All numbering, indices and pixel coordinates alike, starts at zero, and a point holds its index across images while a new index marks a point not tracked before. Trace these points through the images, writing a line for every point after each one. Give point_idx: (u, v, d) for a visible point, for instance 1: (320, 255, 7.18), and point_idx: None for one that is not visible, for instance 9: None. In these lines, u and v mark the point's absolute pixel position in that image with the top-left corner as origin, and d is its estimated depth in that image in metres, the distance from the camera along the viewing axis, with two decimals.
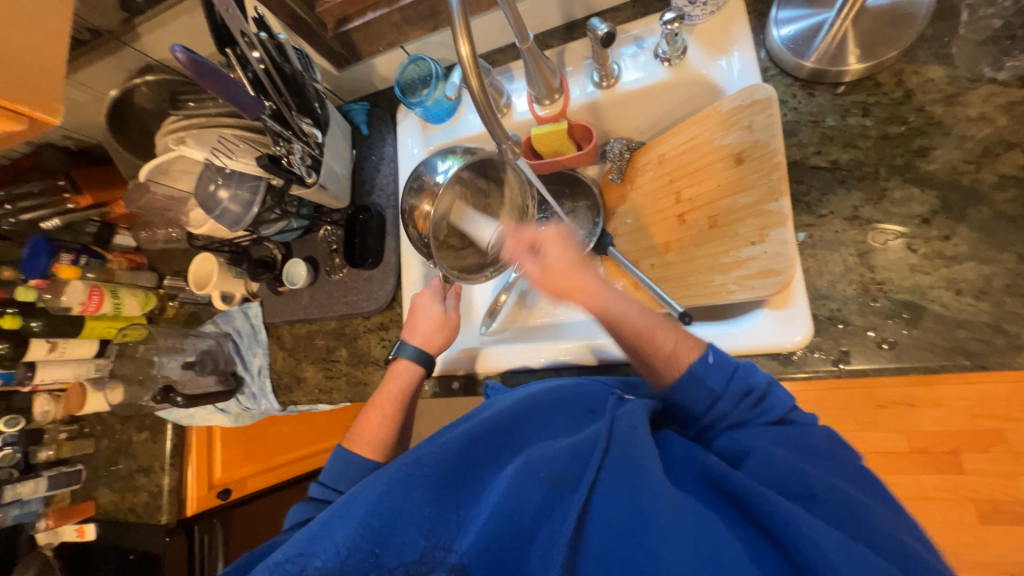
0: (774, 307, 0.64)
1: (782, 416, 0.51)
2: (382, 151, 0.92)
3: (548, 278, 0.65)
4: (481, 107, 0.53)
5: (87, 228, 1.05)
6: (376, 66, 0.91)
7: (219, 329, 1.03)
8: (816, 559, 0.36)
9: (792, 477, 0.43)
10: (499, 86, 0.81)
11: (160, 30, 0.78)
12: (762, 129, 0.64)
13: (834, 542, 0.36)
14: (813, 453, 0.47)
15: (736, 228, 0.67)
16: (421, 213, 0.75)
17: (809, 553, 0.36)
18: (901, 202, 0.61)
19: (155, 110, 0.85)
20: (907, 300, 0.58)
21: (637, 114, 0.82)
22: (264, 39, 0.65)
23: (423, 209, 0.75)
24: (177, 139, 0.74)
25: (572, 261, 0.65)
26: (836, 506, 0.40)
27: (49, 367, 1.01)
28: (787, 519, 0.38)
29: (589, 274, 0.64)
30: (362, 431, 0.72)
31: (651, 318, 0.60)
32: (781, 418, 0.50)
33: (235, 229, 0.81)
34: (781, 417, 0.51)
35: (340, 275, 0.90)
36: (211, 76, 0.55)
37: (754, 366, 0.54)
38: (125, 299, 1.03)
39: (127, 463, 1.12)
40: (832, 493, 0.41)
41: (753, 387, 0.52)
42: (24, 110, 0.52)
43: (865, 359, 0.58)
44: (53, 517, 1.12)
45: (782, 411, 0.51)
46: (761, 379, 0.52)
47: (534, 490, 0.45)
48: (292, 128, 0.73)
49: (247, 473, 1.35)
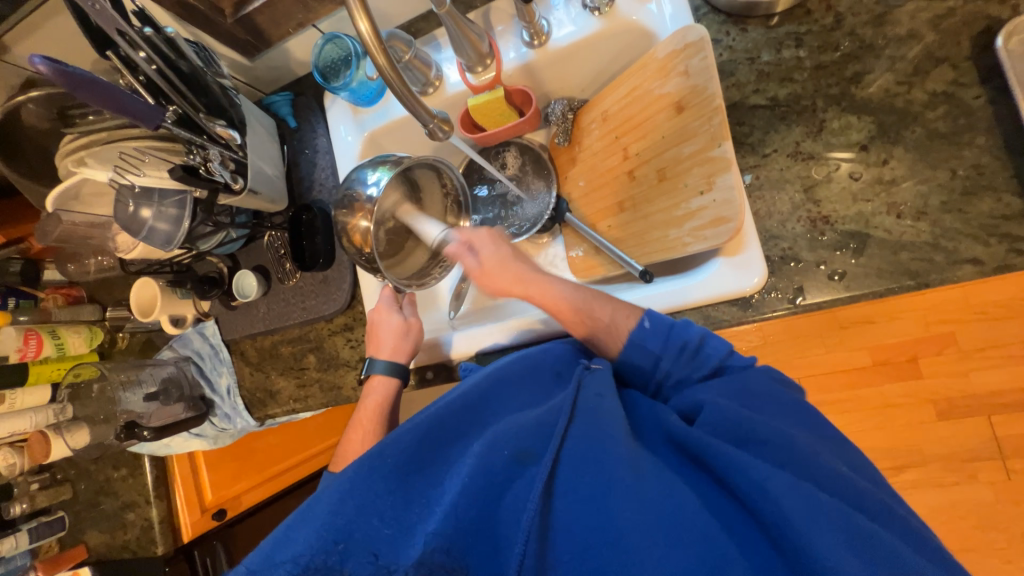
0: (729, 254, 0.64)
1: (719, 363, 0.53)
2: (314, 143, 0.87)
3: (485, 276, 0.67)
4: (397, 87, 0.50)
5: (11, 267, 0.97)
6: (291, 51, 0.83)
7: (177, 354, 0.98)
8: (773, 515, 0.37)
9: (740, 423, 0.44)
10: (425, 58, 0.75)
11: (30, 37, 0.69)
12: (699, 72, 0.62)
13: (787, 490, 0.37)
14: (756, 395, 0.48)
15: (684, 178, 0.66)
16: (356, 230, 0.72)
17: (757, 499, 0.38)
18: (840, 132, 0.61)
19: (51, 130, 0.76)
20: (852, 230, 0.59)
21: (576, 70, 0.78)
22: (147, 34, 0.59)
23: (358, 225, 0.72)
24: (78, 160, 0.68)
25: (501, 257, 0.67)
26: (785, 455, 0.41)
27: (1, 421, 0.93)
28: (734, 467, 0.40)
29: (520, 265, 0.66)
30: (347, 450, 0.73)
31: (587, 293, 0.63)
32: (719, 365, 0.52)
33: (169, 248, 0.74)
34: (718, 366, 0.52)
35: (294, 281, 0.86)
36: (86, 87, 0.49)
37: (689, 322, 0.56)
38: (68, 338, 0.97)
39: (110, 501, 1.09)
40: (780, 437, 0.42)
41: (687, 341, 0.54)
42: None
43: (818, 292, 0.60)
44: (41, 568, 1.06)
45: (719, 358, 0.52)
46: (694, 333, 0.54)
47: (497, 473, 0.43)
48: (205, 132, 0.67)
49: (241, 489, 1.33)
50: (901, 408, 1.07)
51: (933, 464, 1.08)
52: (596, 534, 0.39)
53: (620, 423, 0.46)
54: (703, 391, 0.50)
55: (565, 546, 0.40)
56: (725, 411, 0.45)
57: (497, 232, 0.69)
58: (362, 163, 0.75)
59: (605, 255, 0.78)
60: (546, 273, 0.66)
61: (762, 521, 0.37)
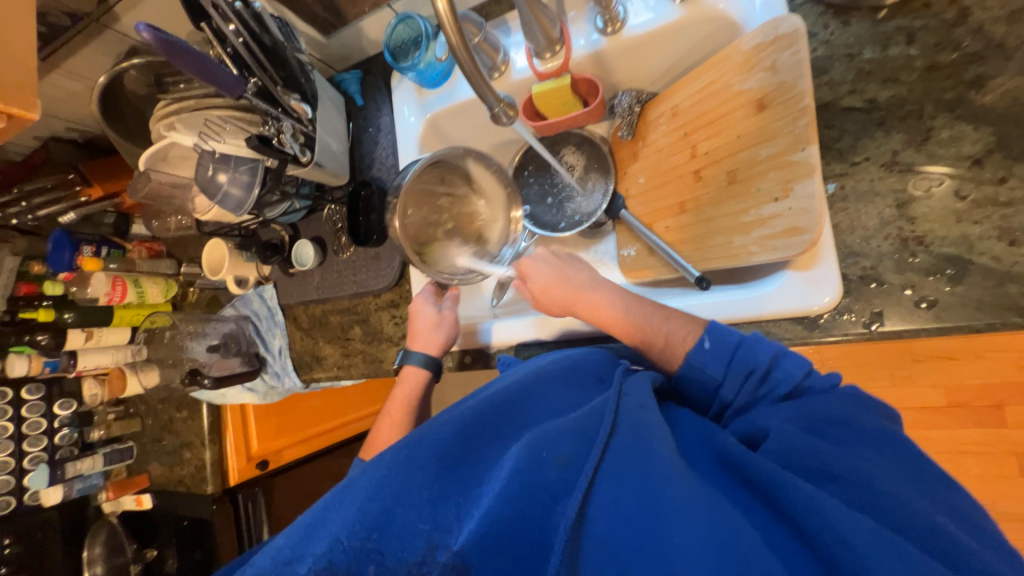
0: (799, 268, 0.59)
1: (793, 387, 0.49)
2: (379, 121, 0.89)
3: (539, 300, 0.71)
4: (467, 68, 0.49)
5: (106, 219, 1.07)
6: (364, 29, 0.85)
7: (238, 313, 1.05)
8: (847, 561, 0.34)
9: (807, 456, 0.41)
10: (494, 41, 0.74)
11: (137, 8, 0.75)
12: (788, 68, 0.57)
13: (861, 532, 0.34)
14: (831, 423, 0.44)
15: (757, 183, 0.62)
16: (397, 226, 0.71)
17: (832, 540, 0.35)
18: (950, 143, 0.54)
19: (149, 96, 0.82)
20: (951, 254, 0.53)
21: (648, 61, 0.74)
22: (237, 8, 0.61)
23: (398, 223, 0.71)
24: (167, 126, 0.72)
25: (551, 275, 0.70)
26: (862, 496, 0.38)
27: (88, 355, 1.07)
28: (802, 503, 0.37)
29: (573, 281, 0.69)
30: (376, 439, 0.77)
31: (640, 311, 0.62)
32: (789, 391, 0.49)
33: (239, 213, 0.79)
34: (794, 389, 0.49)
35: (348, 254, 0.89)
36: (182, 55, 0.52)
37: (759, 341, 0.52)
38: (147, 288, 1.07)
39: (172, 439, 1.21)
40: (856, 472, 0.39)
41: (755, 366, 0.51)
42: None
43: (900, 319, 0.54)
44: (111, 489, 1.20)
45: (790, 383, 0.49)
46: (765, 355, 0.51)
47: (538, 474, 0.42)
48: (281, 105, 0.69)
49: (283, 444, 1.41)
50: (974, 456, 0.94)
51: (1005, 522, 0.96)
52: (639, 557, 0.37)
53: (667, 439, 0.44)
54: (771, 418, 0.47)
55: (603, 560, 0.38)
56: (794, 443, 0.42)
57: (548, 255, 0.74)
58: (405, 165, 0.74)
59: (659, 257, 0.74)
60: (597, 287, 0.68)
61: (823, 554, 0.35)
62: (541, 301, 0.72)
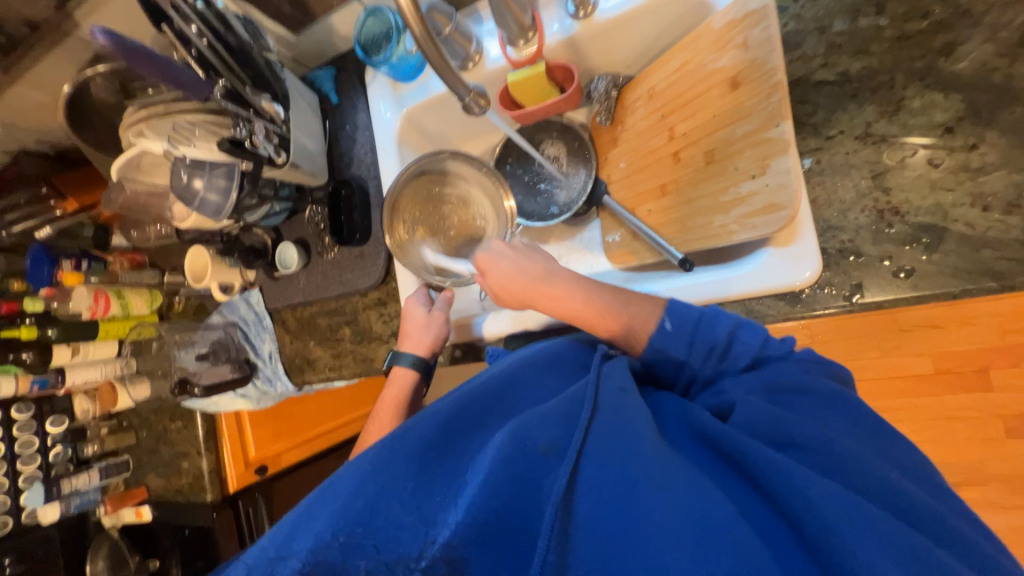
0: (779, 245, 0.59)
1: (754, 357, 0.51)
2: (355, 118, 0.87)
3: (500, 296, 0.70)
4: (434, 59, 0.49)
5: (84, 231, 1.03)
6: (334, 25, 0.83)
7: (225, 320, 1.04)
8: (816, 526, 0.34)
9: (784, 429, 0.42)
10: (466, 31, 0.73)
11: (98, 13, 0.73)
12: (759, 44, 0.57)
13: (830, 496, 0.35)
14: (793, 391, 0.46)
15: (735, 161, 0.62)
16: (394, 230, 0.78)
17: (808, 509, 0.35)
18: (922, 112, 0.54)
19: (117, 104, 0.80)
20: (927, 222, 0.53)
21: (622, 44, 0.73)
22: (199, 7, 0.59)
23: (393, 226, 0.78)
24: (137, 133, 0.71)
25: (507, 269, 0.69)
26: (842, 463, 0.39)
27: (77, 370, 1.06)
28: (778, 472, 0.38)
29: (530, 272, 0.68)
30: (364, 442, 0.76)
31: (595, 303, 0.62)
32: (751, 364, 0.51)
33: (218, 219, 0.78)
34: (755, 358, 0.51)
35: (332, 255, 0.89)
36: (141, 57, 0.51)
37: (716, 315, 0.54)
38: (131, 299, 1.05)
39: (168, 450, 1.20)
40: (824, 441, 0.40)
41: (715, 343, 0.52)
42: None
43: (880, 289, 0.54)
44: (110, 502, 1.19)
45: (750, 354, 0.51)
46: (723, 330, 0.52)
47: (520, 462, 0.42)
48: (252, 106, 0.68)
49: (282, 448, 1.41)
50: (960, 421, 0.96)
51: (993, 483, 0.99)
52: (622, 537, 0.37)
53: (647, 420, 0.45)
54: (739, 391, 0.48)
55: (588, 544, 0.38)
56: (767, 414, 0.43)
57: (505, 246, 0.72)
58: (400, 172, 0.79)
59: (643, 241, 0.74)
60: (553, 275, 0.67)
61: (801, 527, 0.35)
62: (501, 299, 0.71)
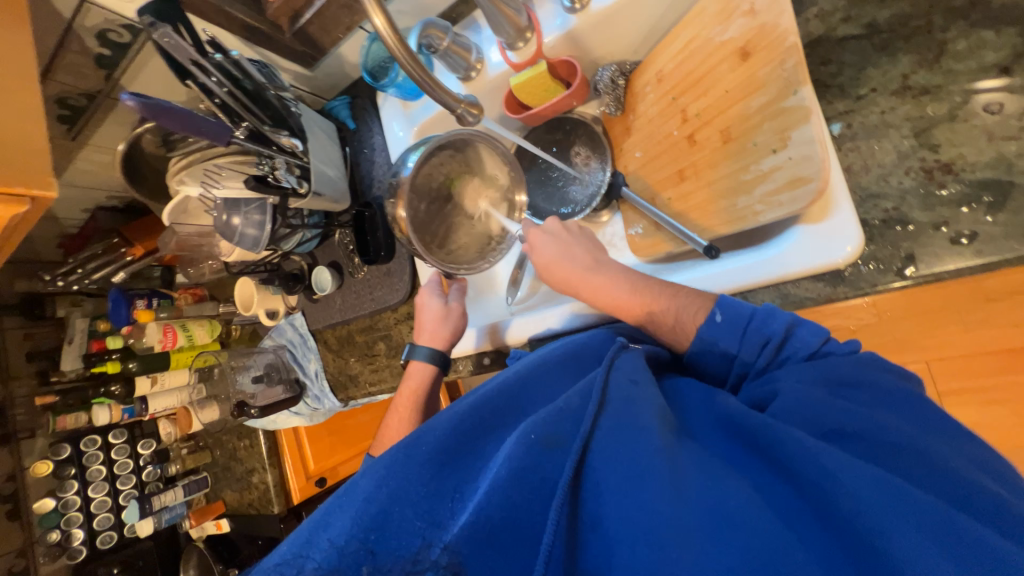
0: (811, 221, 0.54)
1: (814, 352, 0.47)
2: (372, 141, 0.91)
3: (548, 269, 0.67)
4: (418, 79, 0.51)
5: (154, 272, 1.18)
6: (344, 55, 0.87)
7: (275, 342, 1.12)
8: (847, 510, 0.32)
9: (821, 415, 0.40)
10: (465, 42, 0.74)
11: (139, 78, 0.81)
12: (767, 9, 0.54)
13: (863, 479, 0.33)
14: (848, 384, 0.43)
15: (753, 137, 0.58)
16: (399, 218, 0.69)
17: (830, 490, 0.33)
18: (966, 56, 0.49)
19: (163, 156, 0.88)
20: (987, 178, 0.47)
21: (624, 31, 0.71)
22: (218, 60, 0.65)
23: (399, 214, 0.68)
24: (178, 181, 0.78)
25: (552, 253, 0.66)
26: (881, 449, 0.36)
27: (157, 398, 1.17)
28: (805, 456, 0.35)
29: (579, 257, 0.65)
30: (386, 436, 0.78)
31: (648, 292, 0.59)
32: (811, 356, 0.46)
33: (257, 250, 0.84)
34: (814, 352, 0.47)
35: (362, 273, 0.92)
36: (166, 113, 0.56)
37: (773, 312, 0.50)
38: (194, 330, 1.14)
39: (238, 466, 1.31)
40: (870, 423, 0.38)
41: (771, 336, 0.48)
42: (23, 190, 0.61)
43: (938, 259, 0.48)
44: (194, 516, 1.32)
45: (811, 349, 0.46)
46: (780, 324, 0.49)
47: (529, 459, 0.40)
48: (273, 144, 0.73)
49: (337, 461, 1.49)
50: None
51: None
52: (628, 534, 0.35)
53: (656, 411, 0.42)
54: (779, 380, 0.45)
55: (598, 543, 0.37)
56: (798, 399, 0.41)
57: (558, 231, 0.69)
58: (406, 148, 0.70)
59: (666, 232, 0.70)
60: (601, 267, 0.64)
61: (822, 506, 0.34)
62: (547, 278, 0.68)
